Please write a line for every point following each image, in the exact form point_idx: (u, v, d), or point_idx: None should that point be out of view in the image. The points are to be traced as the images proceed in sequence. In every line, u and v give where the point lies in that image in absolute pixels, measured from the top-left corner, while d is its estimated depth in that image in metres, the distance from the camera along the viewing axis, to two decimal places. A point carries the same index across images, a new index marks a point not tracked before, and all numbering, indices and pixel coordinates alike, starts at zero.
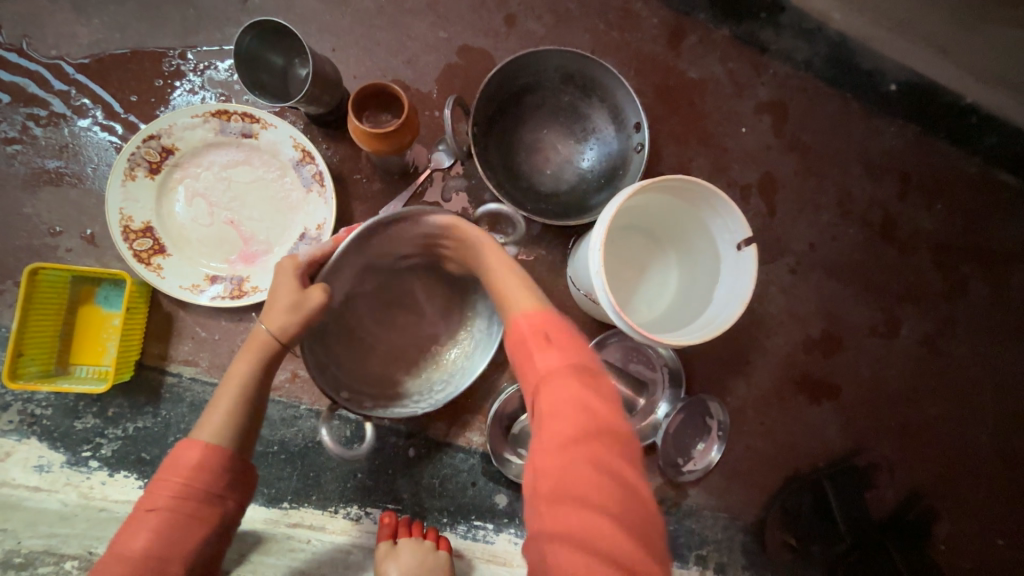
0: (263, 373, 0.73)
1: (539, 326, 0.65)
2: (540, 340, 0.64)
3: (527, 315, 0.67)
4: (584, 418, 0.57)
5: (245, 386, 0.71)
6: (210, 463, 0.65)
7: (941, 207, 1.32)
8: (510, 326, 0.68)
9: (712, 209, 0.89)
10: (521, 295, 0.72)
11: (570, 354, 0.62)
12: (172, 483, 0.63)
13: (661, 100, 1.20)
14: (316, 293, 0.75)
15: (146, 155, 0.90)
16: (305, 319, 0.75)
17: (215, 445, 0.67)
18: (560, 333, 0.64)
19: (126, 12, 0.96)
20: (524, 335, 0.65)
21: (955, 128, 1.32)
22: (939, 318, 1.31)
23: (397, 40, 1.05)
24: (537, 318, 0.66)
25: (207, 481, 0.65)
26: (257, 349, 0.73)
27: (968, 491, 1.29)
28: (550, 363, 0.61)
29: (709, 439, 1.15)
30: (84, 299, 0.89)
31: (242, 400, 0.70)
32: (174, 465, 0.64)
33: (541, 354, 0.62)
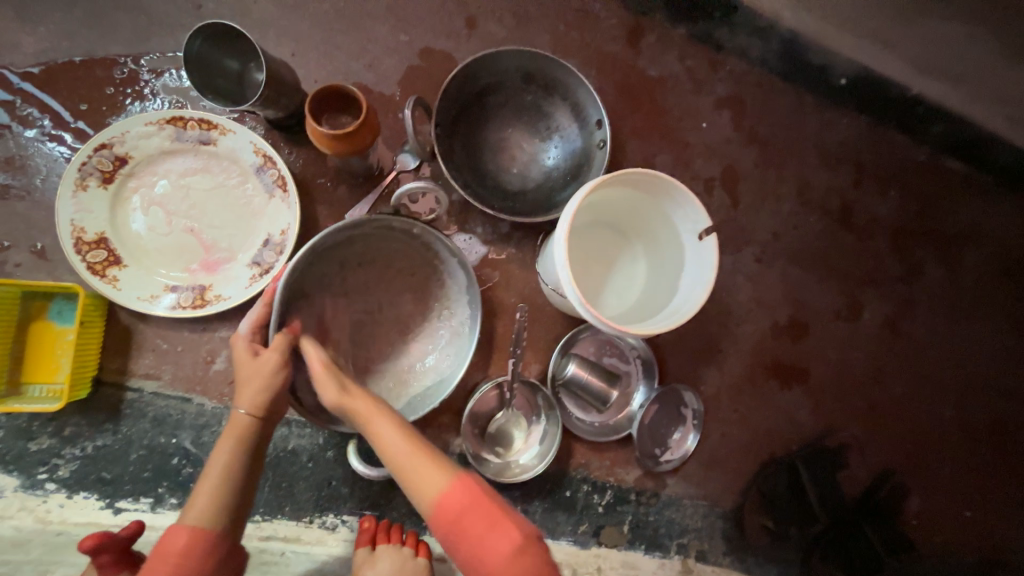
0: (250, 450, 0.74)
1: (474, 500, 0.72)
2: (465, 526, 0.70)
3: (451, 493, 0.71)
4: (523, 562, 0.69)
5: (228, 471, 0.72)
6: (202, 545, 0.68)
7: (894, 194, 1.38)
8: (439, 504, 0.71)
9: (673, 201, 0.91)
10: (433, 471, 0.73)
11: (508, 519, 0.71)
12: (162, 568, 0.66)
13: (623, 97, 1.22)
14: (274, 352, 0.77)
15: (99, 165, 0.88)
16: (274, 386, 0.76)
17: (203, 529, 0.68)
18: (495, 502, 0.72)
19: (74, 20, 0.94)
20: (461, 507, 0.71)
21: (903, 118, 1.38)
22: (899, 300, 1.37)
23: (357, 43, 1.05)
24: (469, 497, 0.72)
25: (197, 565, 0.67)
26: (238, 430, 0.74)
27: (935, 465, 1.34)
28: (493, 544, 0.69)
29: (684, 428, 1.17)
30: (36, 314, 0.85)
31: (227, 481, 0.71)
32: (163, 551, 0.67)
33: (472, 530, 0.70)
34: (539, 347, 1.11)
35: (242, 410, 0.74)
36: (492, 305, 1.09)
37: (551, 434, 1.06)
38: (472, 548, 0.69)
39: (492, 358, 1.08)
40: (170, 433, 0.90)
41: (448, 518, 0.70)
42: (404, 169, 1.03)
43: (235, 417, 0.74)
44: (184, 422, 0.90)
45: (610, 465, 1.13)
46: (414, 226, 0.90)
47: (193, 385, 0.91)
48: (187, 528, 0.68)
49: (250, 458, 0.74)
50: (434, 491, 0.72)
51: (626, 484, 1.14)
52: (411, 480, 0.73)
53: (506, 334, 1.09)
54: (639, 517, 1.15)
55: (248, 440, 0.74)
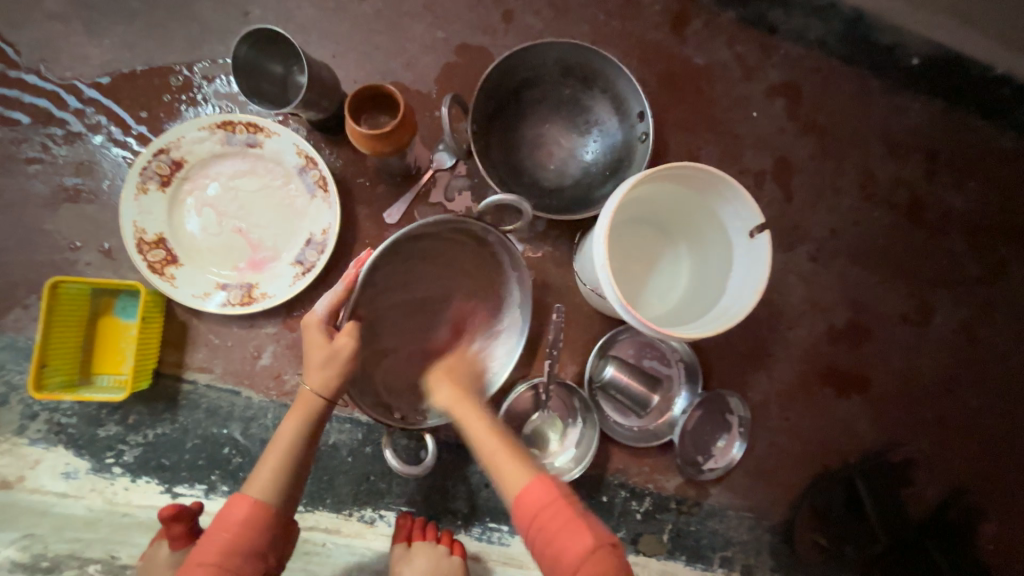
0: (312, 431, 0.77)
1: (548, 497, 0.67)
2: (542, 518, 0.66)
3: (531, 489, 0.68)
4: (601, 567, 0.63)
5: (288, 451, 0.74)
6: (257, 521, 0.69)
7: (973, 185, 1.26)
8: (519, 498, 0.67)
9: (721, 196, 0.86)
10: (513, 468, 0.71)
11: (585, 521, 0.65)
12: (220, 538, 0.67)
13: (667, 88, 1.17)
14: (347, 337, 0.74)
15: (158, 169, 0.93)
16: (343, 371, 0.75)
17: (263, 503, 0.70)
18: (569, 501, 0.67)
19: (135, 32, 0.99)
20: (538, 505, 0.66)
21: (985, 100, 1.25)
22: (977, 303, 1.24)
23: (395, 43, 1.05)
24: (548, 496, 0.67)
25: (253, 538, 0.68)
26: (305, 409, 0.77)
27: (1017, 486, 1.22)
28: (569, 549, 0.64)
29: (729, 436, 1.11)
30: (104, 310, 0.91)
31: (287, 460, 0.74)
32: (224, 521, 0.68)
33: (549, 522, 0.65)
34: (576, 348, 1.08)
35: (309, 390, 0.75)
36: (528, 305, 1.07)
37: (587, 437, 1.04)
38: (547, 545, 0.65)
39: (529, 358, 1.07)
40: (221, 424, 0.94)
41: (525, 513, 0.67)
42: (441, 167, 1.03)
43: (302, 395, 0.76)
44: (233, 414, 0.95)
45: (649, 471, 1.09)
46: (486, 232, 0.79)
47: (242, 379, 0.95)
48: (249, 500, 0.70)
49: (311, 440, 0.77)
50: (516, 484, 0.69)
51: (666, 492, 1.10)
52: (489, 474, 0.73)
53: (543, 334, 1.07)
54: (680, 526, 1.11)
55: (312, 420, 0.76)
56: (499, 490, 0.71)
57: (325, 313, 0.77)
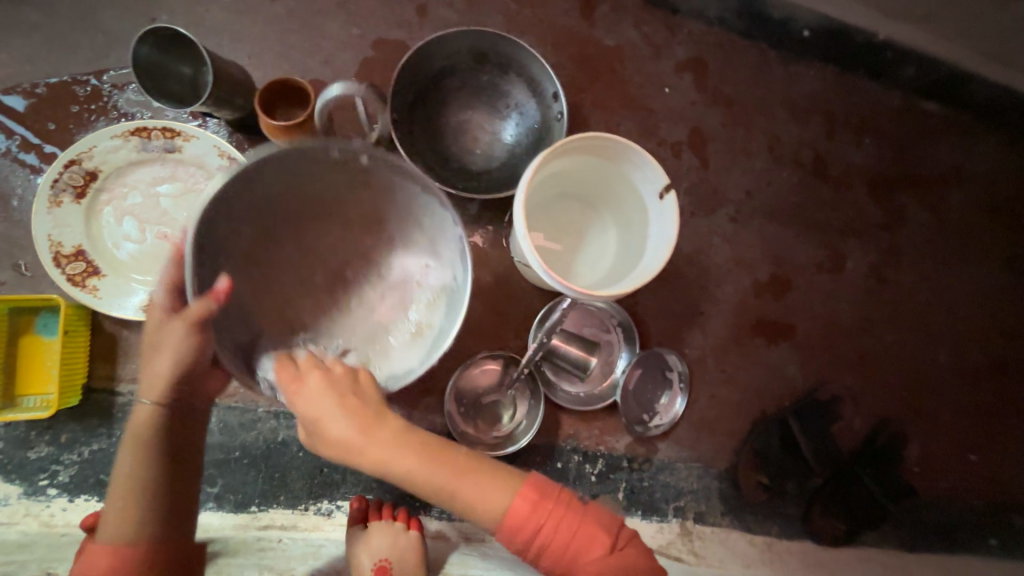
0: (145, 457, 0.77)
1: (534, 511, 0.76)
2: (539, 521, 0.76)
3: (517, 508, 0.76)
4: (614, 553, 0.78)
5: (137, 472, 0.76)
6: (121, 557, 0.74)
7: (869, 142, 1.38)
8: (506, 518, 0.75)
9: (632, 164, 0.93)
10: (482, 490, 0.77)
11: (587, 520, 0.78)
12: (101, 569, 0.73)
13: (582, 70, 1.23)
14: (178, 332, 0.70)
15: (71, 180, 0.91)
16: (184, 361, 0.73)
17: (118, 541, 0.74)
18: (567, 506, 0.78)
19: (34, 45, 0.97)
20: (535, 516, 0.76)
21: (871, 64, 1.37)
22: (883, 248, 1.36)
23: (312, 41, 1.07)
24: (525, 514, 0.76)
25: (127, 571, 0.73)
26: (140, 426, 0.77)
27: (935, 411, 1.34)
28: (577, 534, 0.76)
29: (671, 392, 1.19)
30: (24, 328, 0.89)
31: (134, 484, 0.76)
32: (92, 564, 0.73)
33: (541, 533, 0.75)
34: (518, 324, 1.12)
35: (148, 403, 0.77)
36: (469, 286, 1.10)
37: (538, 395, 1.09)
38: (561, 550, 0.76)
39: (475, 337, 1.09)
40: None
41: (519, 525, 0.75)
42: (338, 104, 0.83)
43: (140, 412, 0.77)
44: None
45: (599, 434, 1.14)
46: (358, 153, 0.68)
47: None
48: (107, 544, 0.74)
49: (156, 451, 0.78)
50: (498, 507, 0.76)
51: (617, 452, 1.15)
52: (460, 501, 0.77)
53: (483, 313, 1.10)
54: (634, 483, 1.16)
55: (147, 435, 0.77)
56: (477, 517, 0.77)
57: (166, 302, 0.72)
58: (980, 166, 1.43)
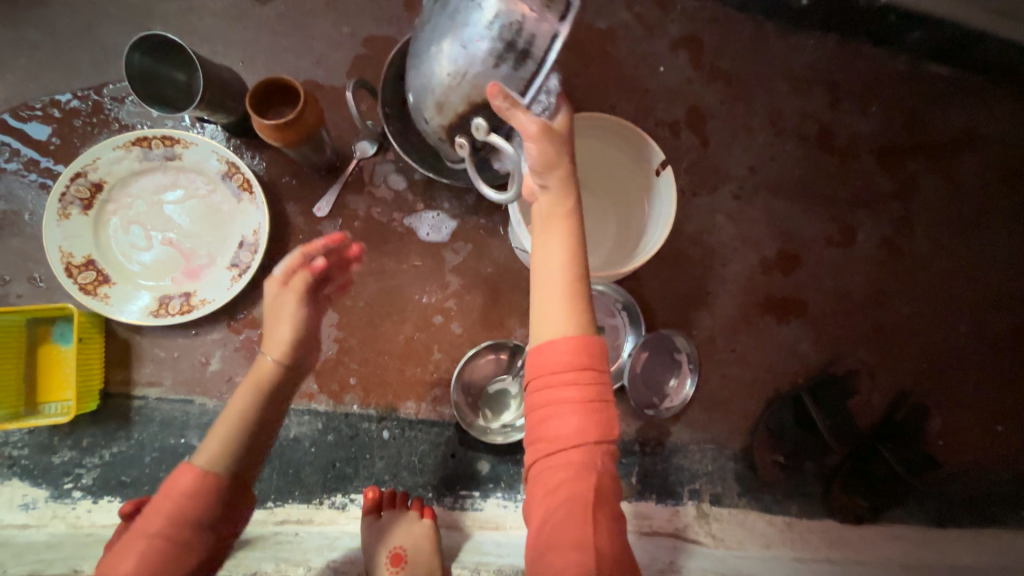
0: (262, 404, 0.72)
1: (581, 363, 0.65)
2: (576, 375, 0.65)
3: (558, 343, 0.65)
4: (578, 465, 0.63)
5: (244, 420, 0.70)
6: (200, 489, 0.66)
7: (875, 109, 1.34)
8: (542, 343, 0.67)
9: (626, 141, 0.95)
10: (561, 315, 0.68)
11: (586, 420, 0.64)
12: (164, 505, 0.65)
13: (574, 55, 1.22)
14: (297, 292, 0.75)
15: (77, 193, 0.94)
16: (299, 334, 0.74)
17: (208, 472, 0.67)
18: (593, 390, 0.65)
19: (37, 63, 1.00)
20: (555, 362, 0.65)
21: (875, 29, 1.33)
22: (895, 218, 1.32)
23: (303, 43, 1.08)
24: (573, 358, 0.65)
25: (197, 511, 0.65)
26: (258, 377, 0.73)
27: (958, 383, 1.30)
28: (572, 425, 0.64)
29: (681, 374, 1.17)
30: (42, 338, 0.92)
31: (241, 431, 0.70)
32: (169, 488, 0.65)
33: (564, 387, 0.65)
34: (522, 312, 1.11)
35: (271, 357, 0.73)
36: (472, 277, 1.08)
37: None
38: (544, 404, 0.65)
39: (481, 329, 1.08)
40: (178, 433, 0.95)
41: (541, 356, 0.66)
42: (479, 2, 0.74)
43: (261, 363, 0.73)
44: (190, 422, 0.96)
45: None
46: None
47: (193, 387, 0.97)
48: (194, 469, 0.67)
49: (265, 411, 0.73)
50: (549, 330, 0.67)
51: (627, 436, 1.15)
52: (540, 309, 0.69)
53: (486, 301, 1.08)
54: (647, 467, 1.15)
55: (265, 389, 0.72)
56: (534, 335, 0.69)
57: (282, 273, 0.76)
58: (994, 129, 1.38)
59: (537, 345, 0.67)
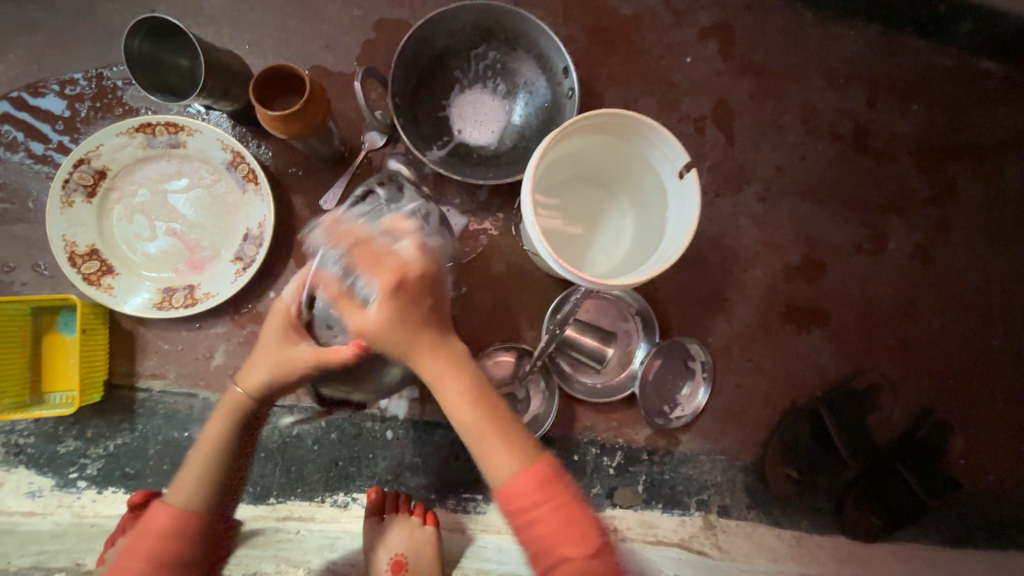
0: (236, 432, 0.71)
1: (544, 494, 0.63)
2: (541, 503, 0.63)
3: (517, 482, 0.63)
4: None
5: (220, 449, 0.70)
6: (184, 529, 0.68)
7: (917, 107, 1.25)
8: (504, 489, 0.64)
9: (648, 141, 0.87)
10: (505, 448, 0.65)
11: (575, 540, 0.62)
12: (144, 549, 0.67)
13: (596, 43, 1.15)
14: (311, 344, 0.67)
15: (81, 180, 0.91)
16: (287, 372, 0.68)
17: (186, 512, 0.69)
18: (563, 504, 0.63)
19: (40, 43, 0.97)
20: (526, 496, 0.63)
21: (921, 20, 1.24)
22: (930, 226, 1.25)
23: (312, 25, 1.03)
24: (539, 489, 0.63)
25: (180, 547, 0.68)
26: (230, 405, 0.70)
27: (985, 401, 1.24)
28: (568, 550, 0.61)
29: (694, 383, 1.14)
30: (46, 328, 0.91)
31: (217, 460, 0.70)
32: (147, 530, 0.68)
33: (541, 518, 0.62)
34: (531, 314, 1.08)
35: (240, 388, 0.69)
36: (480, 277, 1.07)
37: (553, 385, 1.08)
38: (530, 543, 0.63)
39: (489, 328, 1.06)
40: (182, 426, 0.95)
41: (512, 500, 0.64)
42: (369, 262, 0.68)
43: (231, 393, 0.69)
44: (194, 416, 0.95)
45: (618, 426, 1.11)
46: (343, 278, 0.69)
47: (197, 380, 0.96)
48: (170, 510, 0.68)
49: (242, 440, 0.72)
50: (503, 472, 0.64)
51: (636, 445, 1.12)
52: (482, 450, 0.66)
53: (493, 302, 1.07)
54: (654, 476, 1.13)
55: (241, 423, 0.70)
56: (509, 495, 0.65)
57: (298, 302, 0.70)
58: None
59: (499, 489, 0.65)
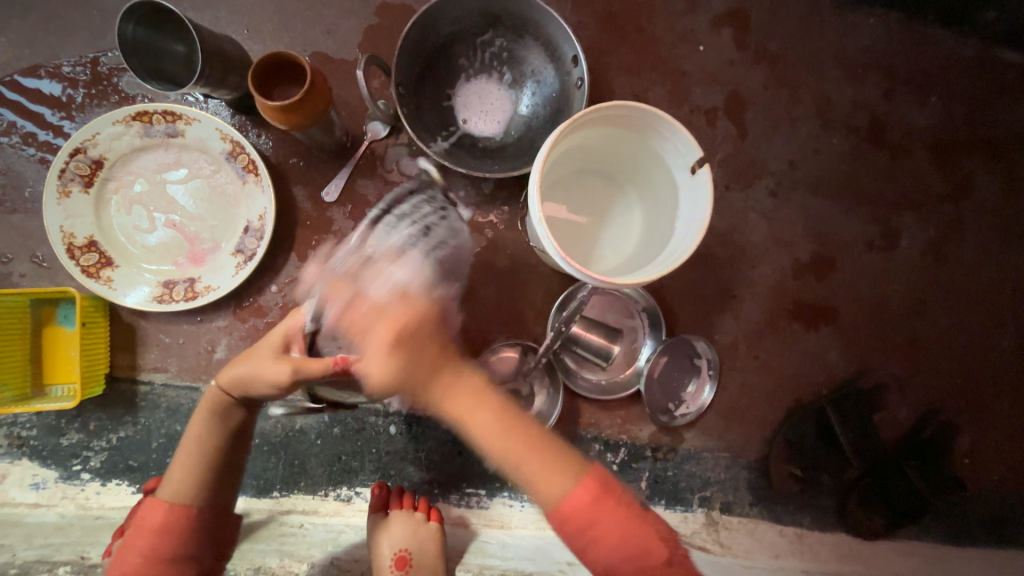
0: (217, 431, 0.76)
1: (504, 418, 0.68)
2: (504, 430, 0.68)
3: (481, 413, 0.68)
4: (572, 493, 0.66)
5: (201, 449, 0.75)
6: (174, 523, 0.73)
7: (936, 100, 1.22)
8: (470, 425, 0.68)
9: (659, 134, 0.84)
10: (469, 385, 0.70)
11: (547, 455, 0.68)
12: (139, 544, 0.73)
13: (606, 30, 1.11)
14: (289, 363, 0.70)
15: (78, 170, 0.89)
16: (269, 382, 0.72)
17: (177, 506, 0.74)
18: (524, 426, 0.69)
19: (32, 27, 0.94)
20: (492, 426, 0.68)
21: (943, 9, 1.19)
22: (944, 223, 1.22)
23: (312, 9, 1.00)
24: (499, 413, 0.69)
25: (171, 540, 0.73)
26: (210, 406, 0.75)
27: (993, 401, 1.23)
28: (540, 466, 0.67)
29: (700, 380, 1.13)
30: (46, 321, 0.90)
31: (200, 460, 0.75)
32: (143, 524, 0.74)
33: (510, 441, 0.68)
34: (536, 309, 1.06)
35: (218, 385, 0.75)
36: (485, 272, 1.05)
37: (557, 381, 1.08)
38: (512, 467, 0.68)
39: (493, 324, 1.05)
40: (185, 420, 0.94)
41: (484, 437, 0.68)
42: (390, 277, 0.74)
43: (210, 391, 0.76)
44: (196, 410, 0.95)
45: (622, 423, 1.10)
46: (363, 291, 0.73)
47: (199, 374, 0.95)
48: (162, 504, 0.74)
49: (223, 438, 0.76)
50: (466, 404, 0.69)
51: (640, 441, 1.11)
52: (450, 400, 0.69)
53: (498, 297, 1.05)
54: (657, 473, 1.12)
55: (221, 421, 0.75)
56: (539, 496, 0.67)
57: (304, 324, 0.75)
58: None
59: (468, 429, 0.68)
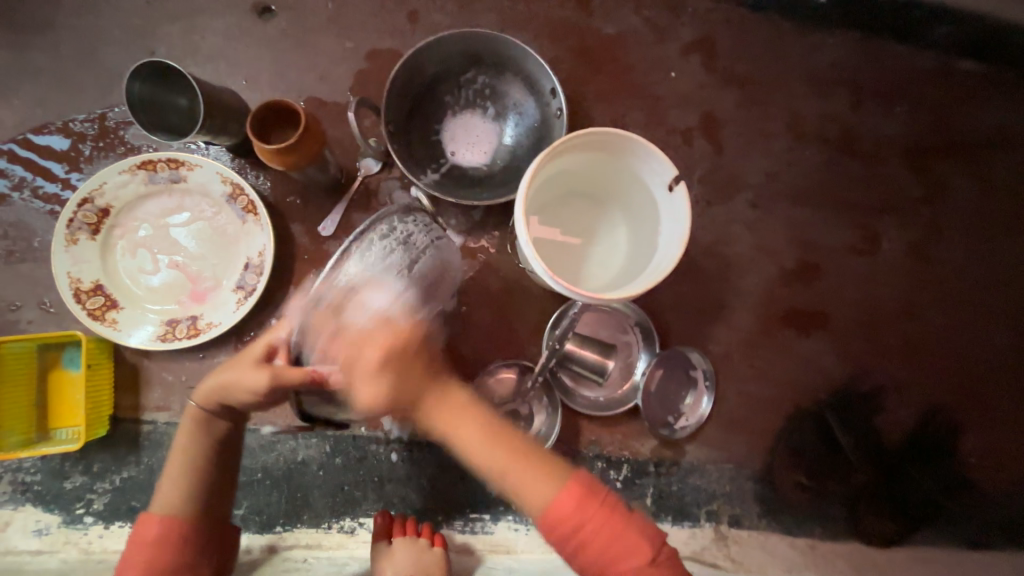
0: (204, 442, 0.79)
1: (582, 506, 0.73)
2: (578, 522, 0.72)
3: (560, 502, 0.73)
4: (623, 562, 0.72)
5: (190, 462, 0.78)
6: (169, 532, 0.76)
7: (901, 109, 1.27)
8: (549, 513, 0.73)
9: (636, 156, 0.89)
10: (546, 481, 0.75)
11: (616, 527, 0.73)
12: (138, 556, 0.75)
13: (582, 62, 1.18)
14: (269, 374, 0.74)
15: (85, 218, 0.94)
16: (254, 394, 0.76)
17: (170, 517, 0.77)
18: (604, 504, 0.74)
19: (44, 88, 1.00)
20: (568, 509, 0.73)
21: (898, 26, 1.27)
22: (923, 225, 1.26)
23: (306, 59, 1.06)
24: (576, 507, 0.73)
25: (170, 547, 0.76)
26: (193, 424, 0.79)
27: (993, 398, 1.23)
28: (606, 543, 0.72)
29: (697, 392, 1.14)
30: (52, 364, 0.92)
31: (187, 472, 0.78)
32: (139, 539, 0.76)
33: (585, 526, 0.72)
34: (531, 329, 1.08)
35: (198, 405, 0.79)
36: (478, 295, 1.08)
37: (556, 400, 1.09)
38: (570, 537, 0.73)
39: (489, 345, 1.07)
40: None
41: (555, 521, 0.73)
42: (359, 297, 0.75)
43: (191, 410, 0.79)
44: None
45: (623, 438, 1.11)
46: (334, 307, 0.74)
47: None
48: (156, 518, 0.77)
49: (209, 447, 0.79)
50: (544, 498, 0.74)
51: (642, 457, 1.11)
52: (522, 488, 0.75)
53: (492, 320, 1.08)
54: (662, 488, 1.12)
55: (206, 433, 0.79)
56: (531, 508, 0.75)
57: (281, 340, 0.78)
58: None
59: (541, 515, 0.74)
